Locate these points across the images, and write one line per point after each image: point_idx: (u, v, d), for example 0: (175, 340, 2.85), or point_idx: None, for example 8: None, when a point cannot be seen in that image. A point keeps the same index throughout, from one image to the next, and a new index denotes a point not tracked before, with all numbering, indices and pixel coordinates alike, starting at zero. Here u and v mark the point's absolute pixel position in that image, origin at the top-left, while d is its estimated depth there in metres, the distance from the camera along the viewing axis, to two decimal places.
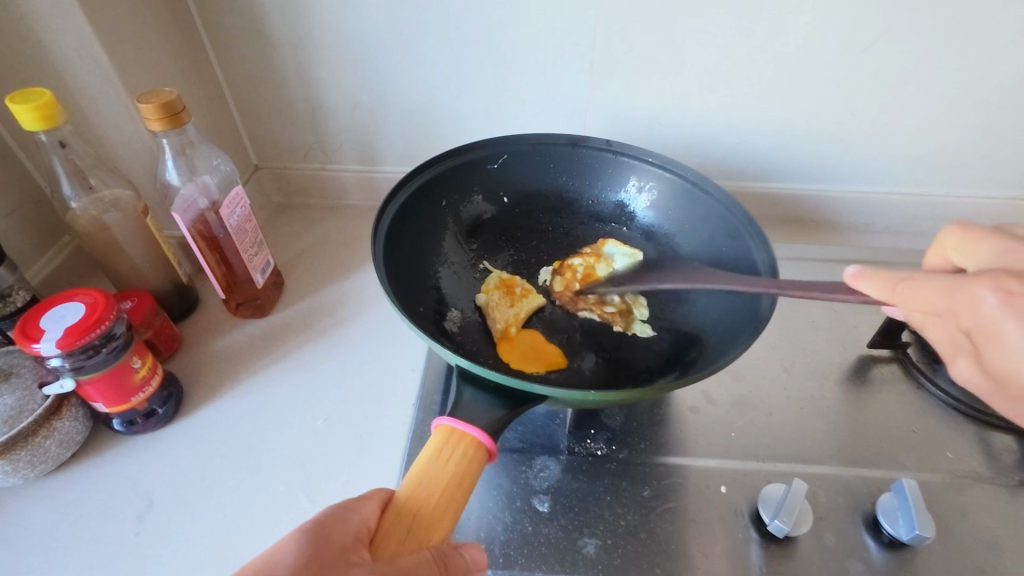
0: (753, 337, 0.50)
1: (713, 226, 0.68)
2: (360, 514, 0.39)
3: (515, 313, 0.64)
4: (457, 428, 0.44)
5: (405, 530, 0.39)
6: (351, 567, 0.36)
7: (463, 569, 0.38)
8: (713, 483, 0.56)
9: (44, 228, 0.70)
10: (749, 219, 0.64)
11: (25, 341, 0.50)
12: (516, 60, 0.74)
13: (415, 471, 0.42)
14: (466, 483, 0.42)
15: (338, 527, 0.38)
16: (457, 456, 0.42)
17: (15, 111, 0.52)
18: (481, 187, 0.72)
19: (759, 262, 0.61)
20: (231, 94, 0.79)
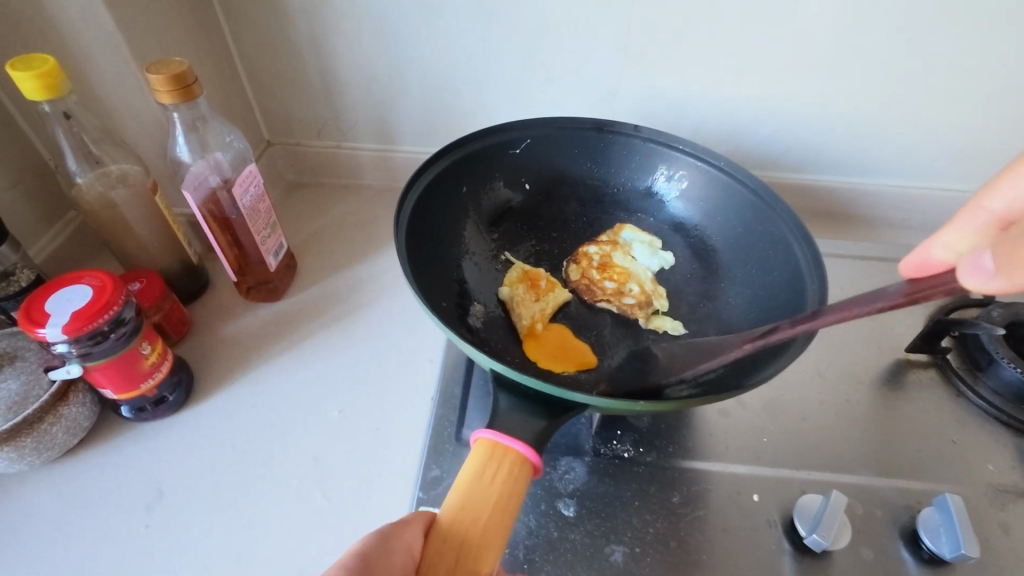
0: (800, 347, 0.48)
1: (749, 219, 0.64)
2: (403, 543, 0.37)
3: (539, 305, 0.62)
4: (500, 443, 0.41)
5: (452, 559, 0.38)
6: None
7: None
8: (745, 491, 0.54)
9: (48, 202, 0.66)
10: (788, 211, 0.61)
11: (30, 326, 0.48)
12: (546, 37, 0.69)
13: (459, 496, 0.40)
14: (511, 505, 0.40)
15: (382, 560, 0.35)
16: (501, 475, 0.40)
17: (16, 79, 0.48)
18: (502, 174, 0.69)
19: (796, 255, 0.59)
20: (242, 65, 0.75)
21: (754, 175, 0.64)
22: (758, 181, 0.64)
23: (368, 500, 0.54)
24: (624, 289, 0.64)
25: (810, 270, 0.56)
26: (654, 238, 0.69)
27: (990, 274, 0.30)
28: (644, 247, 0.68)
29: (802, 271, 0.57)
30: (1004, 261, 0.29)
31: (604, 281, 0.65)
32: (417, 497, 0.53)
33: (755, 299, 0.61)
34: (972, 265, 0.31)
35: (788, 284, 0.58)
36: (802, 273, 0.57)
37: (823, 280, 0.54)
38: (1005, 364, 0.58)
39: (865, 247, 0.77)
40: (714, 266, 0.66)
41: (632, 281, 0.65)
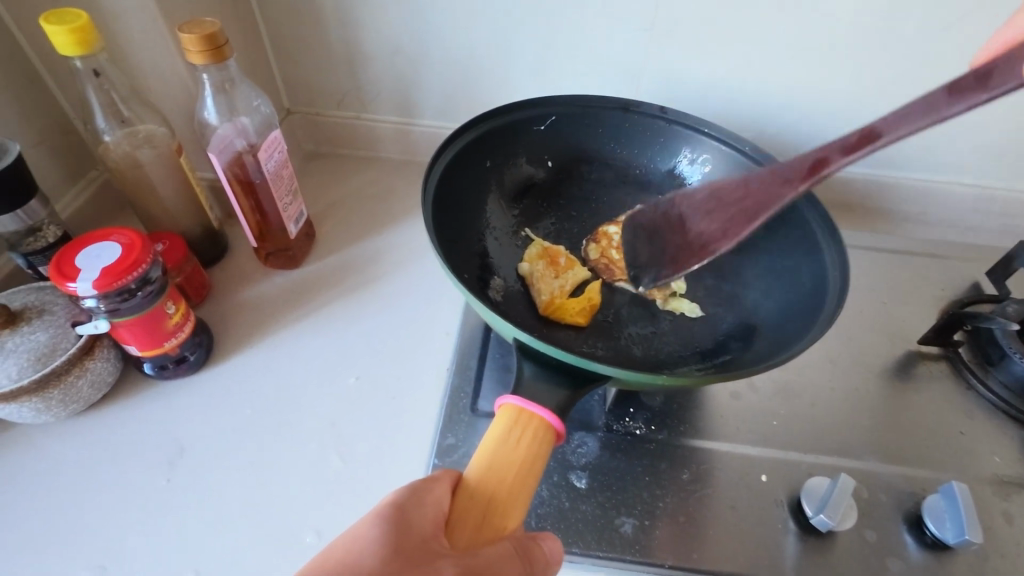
0: (819, 333, 0.49)
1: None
2: (434, 499, 0.39)
3: (558, 279, 0.62)
4: (526, 409, 0.43)
5: (478, 516, 0.39)
6: (433, 557, 0.36)
7: (541, 561, 0.38)
8: (753, 471, 0.55)
9: (72, 160, 0.67)
10: (810, 198, 0.60)
11: (60, 279, 0.49)
12: (574, 13, 0.69)
13: (488, 456, 0.41)
14: (536, 467, 0.41)
15: (414, 512, 0.38)
16: (527, 438, 0.41)
17: (49, 33, 0.48)
18: (526, 150, 0.69)
19: (818, 244, 0.59)
20: (266, 30, 0.75)
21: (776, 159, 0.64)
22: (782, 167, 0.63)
23: (383, 464, 0.55)
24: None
25: (830, 260, 0.57)
26: None
27: None
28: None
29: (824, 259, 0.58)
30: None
31: (623, 261, 0.65)
32: (433, 463, 0.54)
33: (774, 284, 0.61)
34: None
35: (809, 270, 0.59)
36: (823, 260, 0.58)
37: (845, 268, 0.55)
38: (1018, 360, 0.58)
39: (879, 239, 0.77)
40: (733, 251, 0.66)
41: None
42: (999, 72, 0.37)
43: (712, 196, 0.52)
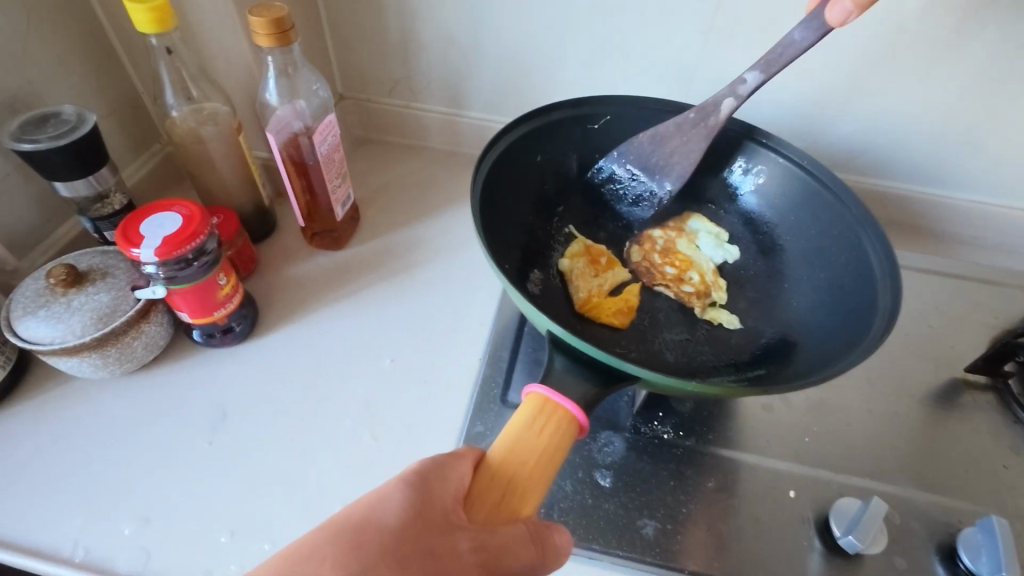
0: (860, 361, 0.48)
1: (824, 224, 0.63)
2: (457, 474, 0.40)
3: (597, 277, 0.63)
4: (551, 399, 0.43)
5: (497, 497, 0.40)
6: (453, 530, 0.37)
7: (552, 551, 0.39)
8: (781, 486, 0.54)
9: (138, 132, 0.70)
10: (872, 224, 0.58)
11: (126, 245, 0.51)
12: (630, 14, 0.68)
13: (512, 440, 0.41)
14: (556, 457, 0.42)
15: (438, 483, 0.39)
16: (550, 429, 0.42)
17: (131, 11, 0.51)
18: (578, 148, 0.68)
19: (874, 272, 0.57)
20: (326, 16, 0.77)
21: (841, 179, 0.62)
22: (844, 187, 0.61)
23: (412, 449, 0.56)
24: (684, 275, 0.65)
25: (884, 287, 0.55)
26: (721, 231, 0.68)
27: (846, 9, 0.49)
28: (710, 238, 0.68)
29: (876, 283, 0.56)
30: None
31: (665, 266, 0.65)
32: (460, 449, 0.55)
33: (820, 303, 0.60)
34: (838, 8, 0.49)
35: (858, 292, 0.57)
36: (874, 284, 0.56)
37: (896, 294, 0.53)
38: None
39: (932, 261, 0.74)
40: (780, 267, 0.65)
41: (693, 269, 0.65)
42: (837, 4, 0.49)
43: (662, 133, 0.63)
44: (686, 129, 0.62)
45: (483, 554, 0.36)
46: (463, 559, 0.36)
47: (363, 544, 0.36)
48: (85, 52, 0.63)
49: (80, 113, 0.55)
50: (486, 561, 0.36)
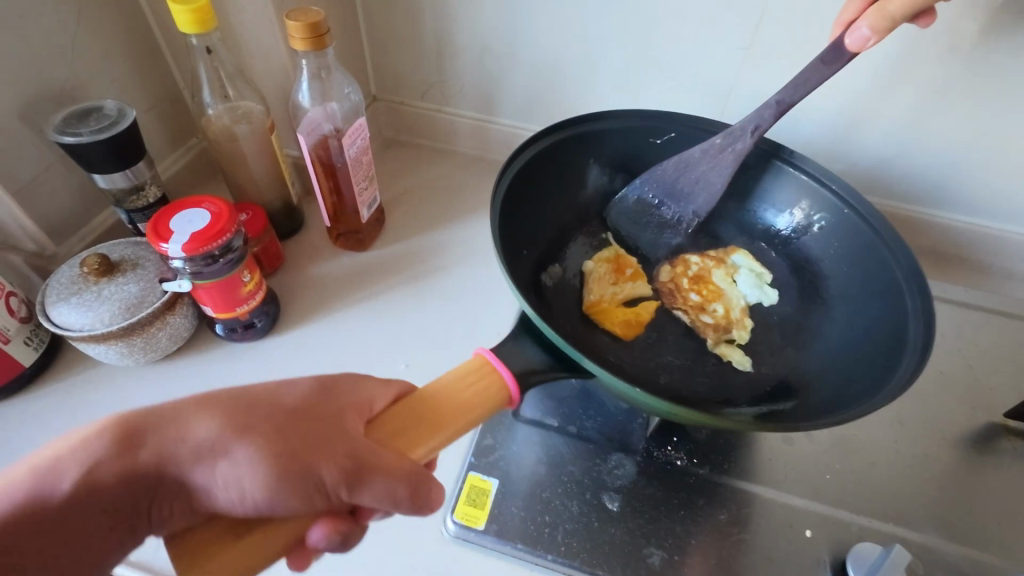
0: (850, 418, 0.44)
1: (876, 285, 0.58)
2: (369, 392, 0.41)
3: (614, 284, 0.63)
4: (490, 363, 0.44)
5: (396, 429, 0.40)
6: (341, 427, 0.38)
7: (423, 499, 0.38)
8: (797, 524, 0.52)
9: (176, 126, 0.72)
10: (921, 286, 0.53)
11: (155, 239, 0.53)
12: (667, 27, 0.67)
13: (437, 382, 0.42)
14: (472, 414, 0.42)
15: (346, 390, 0.41)
16: (477, 386, 0.43)
17: (174, 11, 0.52)
18: (634, 158, 0.67)
19: (907, 333, 0.52)
20: (364, 19, 0.78)
21: (900, 235, 0.57)
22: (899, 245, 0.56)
23: None
24: (706, 306, 0.62)
25: (911, 352, 0.50)
26: (764, 271, 0.65)
27: (866, 37, 0.48)
28: (750, 275, 0.64)
29: (905, 346, 0.51)
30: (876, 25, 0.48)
31: (690, 292, 0.63)
32: (469, 461, 0.55)
33: (846, 357, 0.56)
34: (854, 35, 0.49)
35: (884, 353, 0.52)
36: (902, 349, 0.51)
37: (919, 360, 0.48)
38: None
39: (975, 295, 0.70)
40: (818, 318, 0.60)
41: (719, 301, 0.63)
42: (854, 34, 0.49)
43: (687, 159, 0.62)
44: (712, 154, 0.61)
45: (357, 462, 0.37)
46: (338, 459, 0.37)
47: (258, 413, 0.38)
48: (130, 47, 0.65)
49: (120, 108, 0.56)
50: (358, 471, 0.36)
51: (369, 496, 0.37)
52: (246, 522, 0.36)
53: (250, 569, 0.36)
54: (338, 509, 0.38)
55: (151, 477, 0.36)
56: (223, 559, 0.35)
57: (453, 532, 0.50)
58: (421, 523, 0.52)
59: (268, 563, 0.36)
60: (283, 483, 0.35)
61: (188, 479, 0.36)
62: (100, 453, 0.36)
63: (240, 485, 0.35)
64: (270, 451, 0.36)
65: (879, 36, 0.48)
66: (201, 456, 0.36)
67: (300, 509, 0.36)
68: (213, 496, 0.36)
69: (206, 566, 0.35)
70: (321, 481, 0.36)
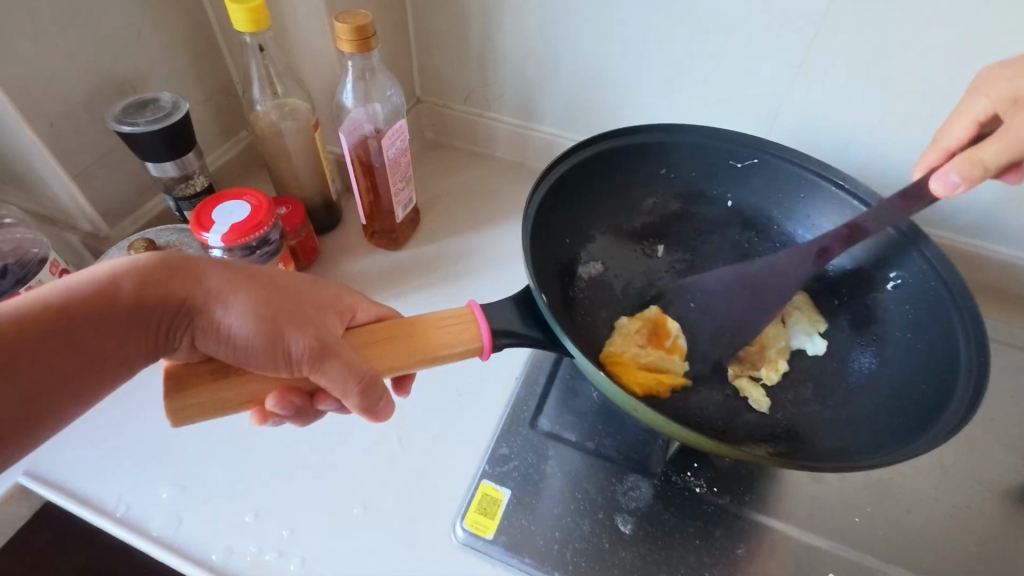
0: (850, 468, 0.41)
1: (932, 358, 0.52)
2: (359, 302, 0.46)
3: (642, 347, 0.56)
4: (475, 313, 0.45)
5: (370, 339, 0.43)
6: (325, 317, 0.43)
7: (372, 404, 0.42)
8: (820, 567, 0.50)
9: (228, 119, 0.75)
10: (982, 371, 0.47)
11: (198, 228, 0.55)
12: (717, 41, 0.65)
13: (419, 315, 0.45)
14: (439, 351, 0.44)
15: (335, 292, 0.45)
16: (453, 329, 0.44)
17: (231, 11, 0.54)
18: (712, 179, 0.65)
19: (946, 410, 0.47)
20: (413, 22, 0.79)
21: (979, 315, 0.50)
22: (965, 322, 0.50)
23: (439, 457, 0.56)
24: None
25: (941, 426, 0.45)
26: (820, 321, 0.59)
27: (954, 183, 0.45)
28: (803, 320, 0.59)
29: (939, 420, 0.46)
30: (968, 173, 0.44)
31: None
32: (482, 468, 0.54)
33: (878, 418, 0.51)
34: (940, 180, 0.45)
35: (918, 421, 0.48)
36: (934, 423, 0.46)
37: (948, 433, 0.44)
38: None
39: None
40: (863, 373, 0.55)
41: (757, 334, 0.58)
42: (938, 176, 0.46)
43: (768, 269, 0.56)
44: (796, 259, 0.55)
45: (324, 347, 0.41)
46: (310, 337, 0.41)
47: (258, 281, 0.42)
48: (190, 43, 0.68)
49: (175, 101, 0.59)
50: (323, 354, 0.41)
51: (327, 378, 0.41)
52: (226, 368, 0.41)
53: (214, 411, 0.40)
54: (298, 383, 0.42)
55: (160, 309, 0.39)
56: (197, 394, 0.40)
57: (462, 538, 0.50)
58: (431, 526, 0.52)
59: (228, 410, 0.41)
60: (263, 345, 0.40)
61: (190, 321, 0.40)
62: (133, 270, 0.39)
63: (231, 334, 0.40)
64: (260, 313, 0.40)
65: (968, 183, 0.44)
66: (204, 299, 0.40)
67: (267, 367, 0.40)
68: (208, 338, 0.40)
69: (183, 396, 0.39)
70: (290, 350, 0.40)
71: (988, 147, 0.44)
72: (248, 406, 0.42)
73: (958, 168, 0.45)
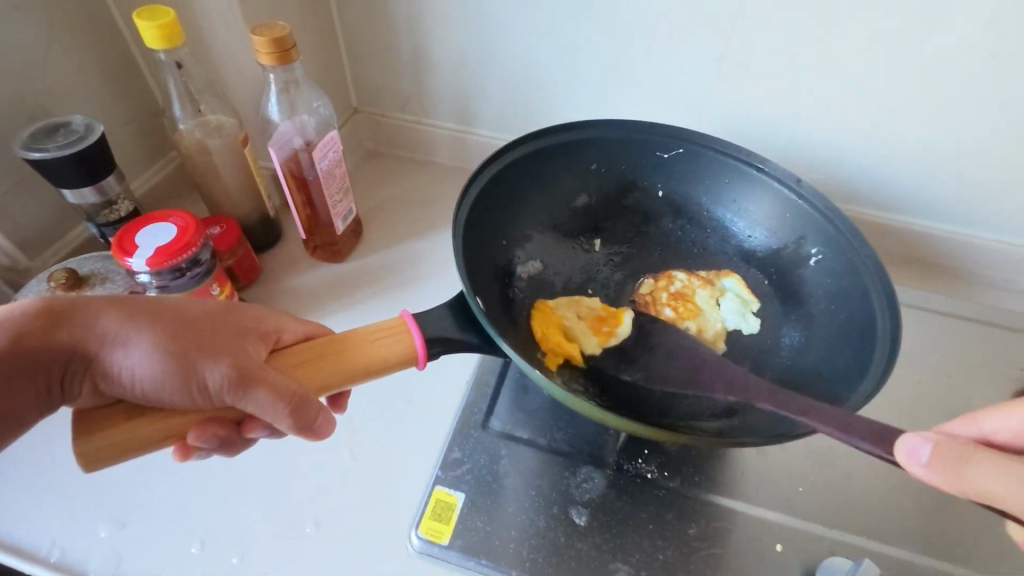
0: (779, 440, 0.44)
1: (854, 330, 0.54)
2: (283, 323, 0.46)
3: (579, 318, 0.59)
4: (406, 324, 0.46)
5: (300, 359, 0.43)
6: (244, 343, 0.42)
7: (309, 424, 0.41)
8: (768, 538, 0.52)
9: (154, 140, 0.73)
10: (895, 337, 0.50)
11: (120, 254, 0.53)
12: (639, 38, 0.67)
13: (350, 330, 0.45)
14: (371, 366, 0.44)
15: (253, 316, 0.45)
16: (385, 342, 0.44)
17: (140, 27, 0.53)
18: (641, 171, 0.66)
19: (867, 378, 0.50)
20: (341, 32, 0.78)
21: (892, 285, 0.53)
22: (876, 279, 0.54)
23: (391, 468, 0.55)
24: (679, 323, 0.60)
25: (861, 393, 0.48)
26: (751, 299, 0.62)
27: (922, 461, 0.35)
28: (736, 302, 0.61)
29: (860, 386, 0.50)
30: (942, 465, 0.34)
31: (665, 307, 0.61)
32: (435, 476, 0.54)
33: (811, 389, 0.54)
34: (909, 448, 0.36)
35: (845, 385, 0.51)
36: (856, 390, 0.49)
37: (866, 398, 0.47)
38: None
39: (952, 304, 0.69)
40: (796, 346, 0.58)
41: (692, 320, 0.60)
42: (907, 445, 0.37)
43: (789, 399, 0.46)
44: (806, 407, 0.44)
45: (243, 372, 0.40)
46: (226, 365, 0.40)
47: (165, 317, 0.42)
48: (105, 63, 0.65)
49: (89, 124, 0.57)
50: (242, 380, 0.39)
51: (252, 404, 0.40)
52: (140, 407, 0.40)
53: (134, 449, 0.39)
54: (221, 413, 0.41)
55: (56, 359, 0.39)
56: (110, 436, 0.38)
57: (418, 547, 0.50)
58: (386, 538, 0.51)
59: (151, 446, 0.39)
60: (172, 379, 0.39)
61: (91, 366, 0.40)
62: (21, 326, 0.39)
63: (136, 374, 0.39)
64: (166, 348, 0.40)
65: (938, 477, 0.35)
66: (101, 344, 0.40)
67: (184, 401, 0.40)
68: (112, 381, 0.40)
69: (96, 438, 0.38)
70: (204, 381, 0.39)
71: (985, 471, 0.33)
72: (173, 441, 0.40)
73: (945, 457, 0.34)
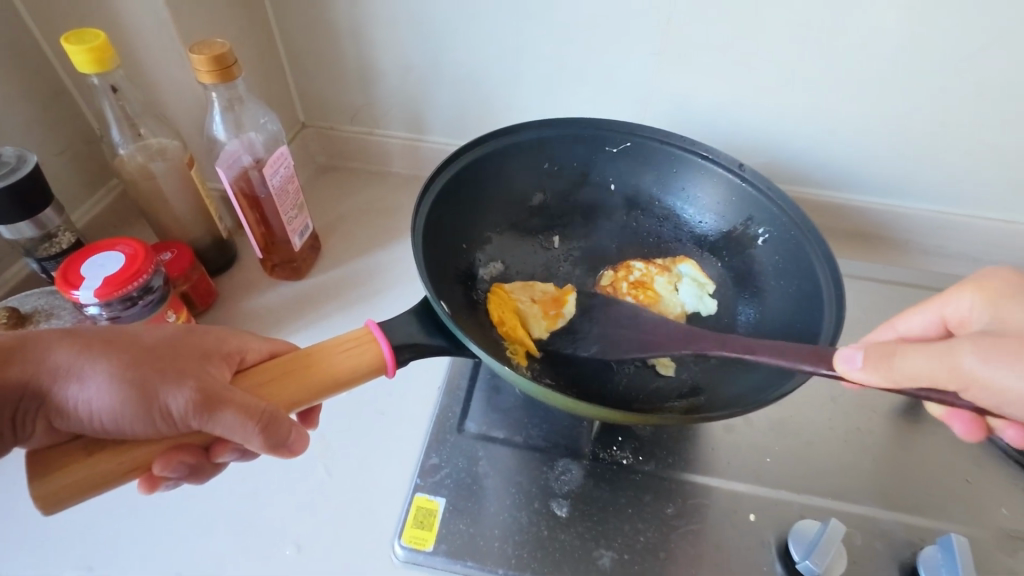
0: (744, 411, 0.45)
1: (802, 302, 0.57)
2: (246, 343, 0.45)
3: (533, 302, 0.61)
4: (373, 334, 0.45)
5: (266, 378, 0.42)
6: (206, 366, 0.41)
7: (282, 441, 0.40)
8: (742, 509, 0.53)
9: (92, 169, 0.70)
10: (840, 305, 0.53)
11: (66, 287, 0.51)
12: (580, 38, 0.69)
13: (316, 345, 0.44)
14: (340, 377, 0.43)
15: (213, 338, 0.44)
16: (353, 353, 0.44)
17: (69, 51, 0.51)
18: (592, 166, 0.68)
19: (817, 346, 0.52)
20: (283, 47, 0.77)
21: (834, 258, 0.56)
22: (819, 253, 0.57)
23: (369, 481, 0.55)
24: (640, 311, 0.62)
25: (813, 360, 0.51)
26: (707, 281, 0.64)
27: (853, 368, 0.41)
28: (693, 285, 0.63)
29: None
30: (872, 363, 0.40)
31: (626, 297, 0.63)
32: (414, 483, 0.54)
33: None
34: (846, 357, 0.42)
35: None
36: None
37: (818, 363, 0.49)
38: None
39: (892, 272, 0.74)
40: (751, 323, 0.60)
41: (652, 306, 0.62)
42: (843, 357, 0.42)
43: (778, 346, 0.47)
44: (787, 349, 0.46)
45: (207, 395, 0.39)
46: (189, 389, 0.39)
47: (120, 346, 0.40)
48: (33, 91, 0.63)
49: (20, 155, 0.54)
50: (206, 403, 0.39)
51: (219, 426, 0.39)
52: (100, 440, 0.38)
53: (96, 486, 0.37)
54: (188, 439, 0.40)
55: (7, 398, 0.38)
56: (69, 474, 0.36)
57: (402, 556, 0.50)
58: (370, 551, 0.51)
59: (114, 482, 0.38)
60: (132, 409, 0.38)
61: (45, 403, 0.39)
62: None
63: (94, 407, 0.38)
64: (122, 377, 0.39)
65: (869, 378, 0.41)
66: (54, 378, 0.39)
67: (147, 430, 0.38)
68: (69, 416, 0.39)
69: (53, 478, 0.36)
70: (166, 407, 0.38)
71: (909, 356, 0.39)
72: (137, 474, 0.39)
73: (874, 358, 0.40)
